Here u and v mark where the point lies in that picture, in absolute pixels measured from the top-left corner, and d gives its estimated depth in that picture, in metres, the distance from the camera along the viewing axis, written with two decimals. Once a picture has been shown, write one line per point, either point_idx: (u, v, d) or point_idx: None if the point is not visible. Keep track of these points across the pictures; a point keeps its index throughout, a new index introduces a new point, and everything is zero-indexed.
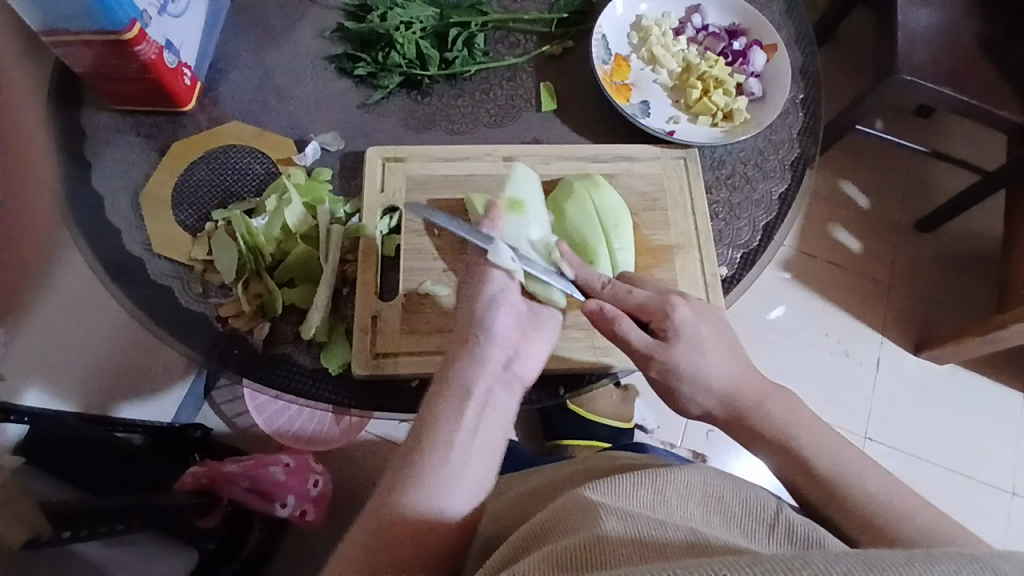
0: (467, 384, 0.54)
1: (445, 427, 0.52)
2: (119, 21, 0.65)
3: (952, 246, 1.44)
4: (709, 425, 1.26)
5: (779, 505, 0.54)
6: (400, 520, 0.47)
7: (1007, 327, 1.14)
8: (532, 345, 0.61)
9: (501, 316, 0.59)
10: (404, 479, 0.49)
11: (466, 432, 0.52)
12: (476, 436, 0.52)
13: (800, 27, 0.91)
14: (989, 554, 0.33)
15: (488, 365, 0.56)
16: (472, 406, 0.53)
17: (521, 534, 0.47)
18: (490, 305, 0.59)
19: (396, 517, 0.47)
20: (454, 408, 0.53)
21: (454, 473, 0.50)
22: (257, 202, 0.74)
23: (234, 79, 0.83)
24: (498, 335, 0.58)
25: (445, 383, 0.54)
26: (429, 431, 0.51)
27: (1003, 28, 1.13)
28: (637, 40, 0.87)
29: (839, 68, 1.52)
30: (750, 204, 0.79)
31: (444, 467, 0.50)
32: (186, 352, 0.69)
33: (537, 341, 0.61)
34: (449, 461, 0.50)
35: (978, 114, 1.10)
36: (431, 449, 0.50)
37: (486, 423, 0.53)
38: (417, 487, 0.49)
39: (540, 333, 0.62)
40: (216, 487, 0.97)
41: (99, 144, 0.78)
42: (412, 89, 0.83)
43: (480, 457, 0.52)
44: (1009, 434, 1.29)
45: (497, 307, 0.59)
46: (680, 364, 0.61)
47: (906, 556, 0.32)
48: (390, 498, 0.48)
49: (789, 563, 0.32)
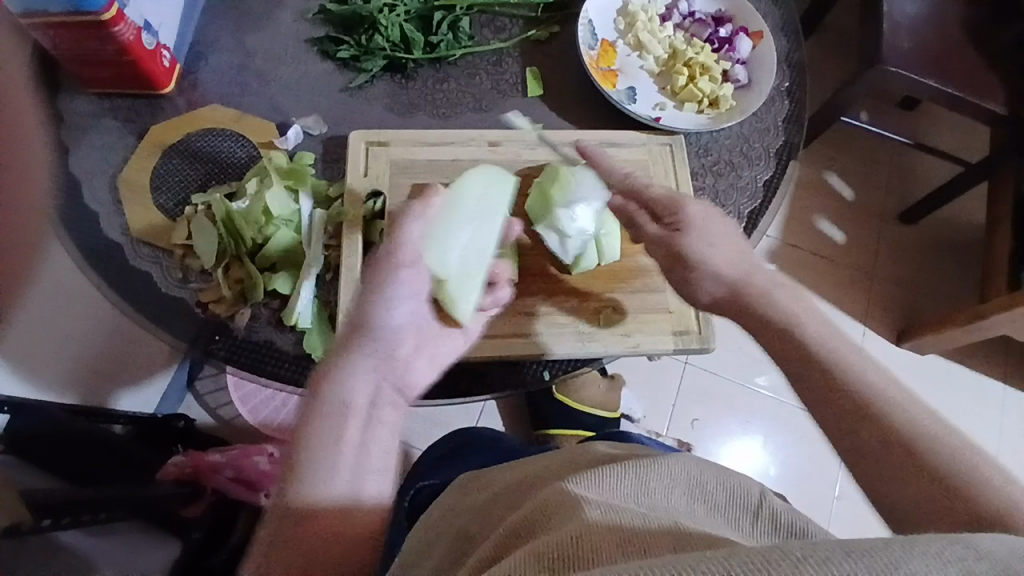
0: (347, 396, 0.52)
1: (328, 437, 0.50)
2: (95, 2, 0.63)
3: (934, 236, 1.45)
4: (694, 414, 1.27)
5: (763, 493, 0.55)
6: (298, 524, 0.47)
7: (988, 317, 1.16)
8: (424, 355, 0.60)
9: (394, 312, 0.57)
10: (297, 481, 0.48)
11: (354, 442, 0.51)
12: (371, 427, 0.52)
13: (786, 15, 0.91)
14: (972, 535, 0.32)
15: (378, 361, 0.55)
16: (357, 412, 0.52)
17: (503, 530, 0.46)
18: (378, 307, 0.57)
19: (301, 504, 0.47)
20: (335, 421, 0.51)
21: (353, 462, 0.50)
22: (237, 186, 0.73)
23: (215, 62, 0.81)
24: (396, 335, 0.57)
25: (322, 392, 0.52)
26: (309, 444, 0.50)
27: (986, 18, 1.15)
28: (623, 25, 0.87)
29: (824, 58, 1.52)
30: (734, 191, 0.79)
31: (339, 459, 0.49)
32: (167, 338, 0.69)
33: (429, 352, 0.61)
34: (344, 451, 0.50)
35: (961, 105, 1.11)
36: (319, 455, 0.49)
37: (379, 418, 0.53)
38: (308, 491, 0.48)
39: (433, 343, 0.62)
40: (200, 476, 0.99)
41: (76, 127, 0.76)
42: (396, 73, 0.82)
43: (382, 443, 0.52)
44: (989, 422, 1.32)
45: (393, 304, 0.57)
46: None
47: (887, 539, 0.32)
48: (287, 498, 0.48)
49: (771, 552, 0.31)
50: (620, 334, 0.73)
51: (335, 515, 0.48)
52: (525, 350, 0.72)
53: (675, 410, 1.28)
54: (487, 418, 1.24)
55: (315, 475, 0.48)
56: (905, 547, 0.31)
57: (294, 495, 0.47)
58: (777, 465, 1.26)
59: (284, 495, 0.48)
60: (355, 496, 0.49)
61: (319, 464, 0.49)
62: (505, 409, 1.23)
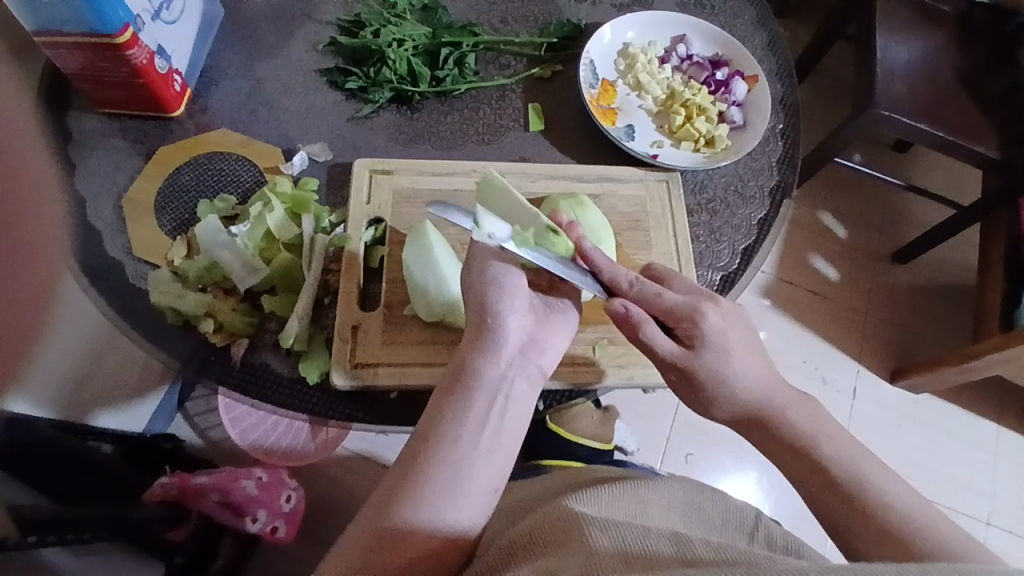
0: (473, 378, 0.54)
1: (450, 437, 0.51)
2: (113, 26, 0.65)
3: (926, 276, 1.47)
4: (688, 448, 1.27)
5: (758, 517, 0.55)
6: (388, 535, 0.46)
7: (982, 356, 1.17)
8: (548, 336, 0.61)
9: (491, 370, 0.55)
10: (406, 486, 0.48)
11: (473, 434, 0.52)
12: (479, 460, 0.51)
13: (781, 60, 0.94)
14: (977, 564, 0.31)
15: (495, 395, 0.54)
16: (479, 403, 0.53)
17: (501, 544, 0.46)
18: (509, 292, 0.59)
19: (395, 529, 0.47)
20: (461, 402, 0.53)
21: (456, 496, 0.49)
22: (241, 209, 0.74)
23: (225, 87, 0.83)
24: (496, 387, 0.55)
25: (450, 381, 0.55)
26: (431, 441, 0.51)
27: (977, 65, 1.19)
28: (623, 66, 0.90)
29: (818, 101, 1.57)
30: (730, 228, 0.81)
31: (440, 491, 0.48)
32: (161, 356, 0.69)
33: (553, 332, 0.61)
34: (449, 492, 0.49)
35: (954, 147, 1.13)
36: (436, 454, 0.50)
37: (485, 466, 0.51)
38: (420, 500, 0.48)
39: (555, 323, 0.62)
40: (186, 499, 0.93)
41: (84, 147, 0.78)
42: (402, 105, 0.84)
43: (482, 477, 0.50)
44: (984, 462, 1.32)
45: (506, 294, 0.59)
46: (701, 376, 0.62)
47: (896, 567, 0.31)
48: (381, 514, 0.47)
49: None
50: (616, 366, 0.74)
51: (427, 538, 0.47)
52: None
53: (668, 444, 1.27)
54: None
55: (411, 505, 0.48)
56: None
57: (386, 521, 0.47)
58: (771, 502, 1.24)
59: (377, 519, 0.47)
60: (458, 524, 0.48)
61: (407, 497, 0.48)
62: None
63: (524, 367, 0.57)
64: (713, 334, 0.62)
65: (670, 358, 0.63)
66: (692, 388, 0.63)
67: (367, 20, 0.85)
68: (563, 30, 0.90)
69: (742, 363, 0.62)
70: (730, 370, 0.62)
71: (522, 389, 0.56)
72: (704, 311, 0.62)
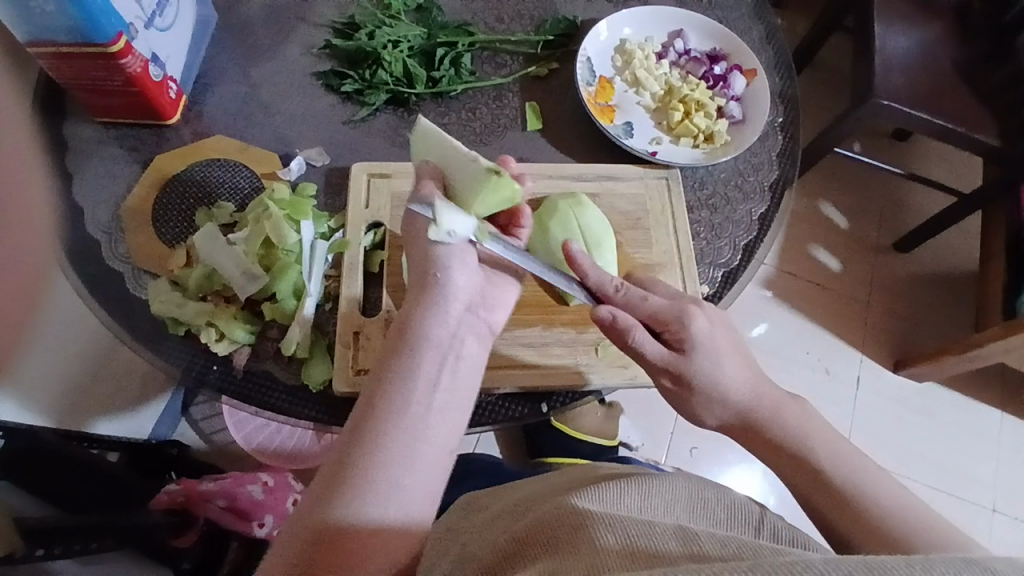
0: (415, 345, 0.53)
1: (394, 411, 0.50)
2: (106, 34, 0.65)
3: (928, 266, 1.47)
4: (692, 442, 1.27)
5: (762, 512, 0.54)
6: (334, 526, 0.45)
7: (986, 345, 1.16)
8: (496, 296, 0.62)
9: (441, 330, 0.55)
10: (352, 473, 0.47)
11: (419, 405, 0.51)
12: (427, 429, 0.50)
13: (779, 53, 0.93)
14: (986, 556, 0.31)
15: (436, 359, 0.53)
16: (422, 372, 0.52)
17: (505, 542, 0.46)
18: (454, 258, 0.57)
19: (342, 518, 0.45)
20: (405, 371, 0.52)
21: (406, 473, 0.48)
22: (239, 216, 0.74)
23: (221, 93, 0.83)
24: (435, 350, 0.54)
25: (393, 352, 0.53)
26: (374, 420, 0.49)
27: (976, 51, 1.18)
28: (621, 63, 0.89)
29: (817, 91, 1.56)
30: (730, 224, 0.80)
31: (391, 472, 0.47)
32: (163, 366, 0.68)
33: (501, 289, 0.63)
34: (400, 471, 0.48)
35: (954, 136, 1.13)
36: (382, 433, 0.49)
37: (438, 426, 0.51)
38: (366, 486, 0.47)
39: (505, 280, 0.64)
40: (192, 506, 0.93)
41: (81, 157, 0.77)
42: (398, 107, 0.83)
43: (430, 449, 0.50)
44: (988, 450, 1.31)
45: (454, 259, 0.57)
46: (695, 381, 0.62)
47: (902, 560, 0.31)
48: (325, 507, 0.46)
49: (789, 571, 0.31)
50: (619, 366, 0.74)
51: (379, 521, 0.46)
52: (523, 382, 0.72)
53: (672, 439, 1.27)
54: (484, 446, 1.23)
55: (357, 492, 0.46)
56: (920, 571, 0.30)
57: (332, 513, 0.46)
58: (776, 494, 1.24)
59: (319, 512, 0.46)
60: (410, 501, 0.48)
61: (353, 485, 0.47)
62: (501, 439, 1.22)
63: (473, 325, 0.59)
64: (712, 334, 0.62)
65: (659, 364, 0.62)
66: (686, 393, 0.63)
67: (361, 21, 0.85)
68: (560, 27, 0.89)
69: (745, 362, 0.62)
70: (735, 370, 0.62)
71: (469, 346, 0.57)
72: (691, 312, 0.61)
